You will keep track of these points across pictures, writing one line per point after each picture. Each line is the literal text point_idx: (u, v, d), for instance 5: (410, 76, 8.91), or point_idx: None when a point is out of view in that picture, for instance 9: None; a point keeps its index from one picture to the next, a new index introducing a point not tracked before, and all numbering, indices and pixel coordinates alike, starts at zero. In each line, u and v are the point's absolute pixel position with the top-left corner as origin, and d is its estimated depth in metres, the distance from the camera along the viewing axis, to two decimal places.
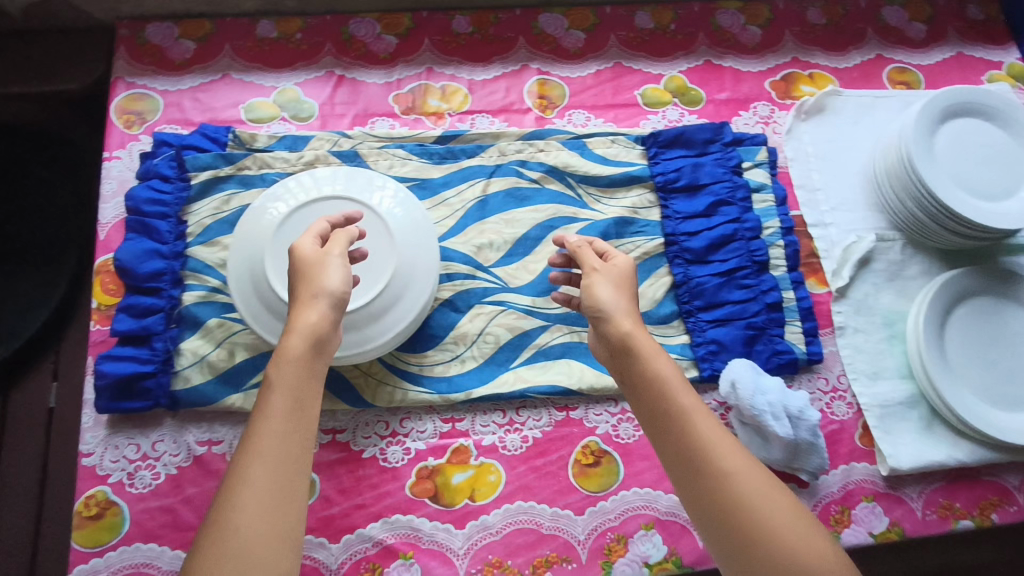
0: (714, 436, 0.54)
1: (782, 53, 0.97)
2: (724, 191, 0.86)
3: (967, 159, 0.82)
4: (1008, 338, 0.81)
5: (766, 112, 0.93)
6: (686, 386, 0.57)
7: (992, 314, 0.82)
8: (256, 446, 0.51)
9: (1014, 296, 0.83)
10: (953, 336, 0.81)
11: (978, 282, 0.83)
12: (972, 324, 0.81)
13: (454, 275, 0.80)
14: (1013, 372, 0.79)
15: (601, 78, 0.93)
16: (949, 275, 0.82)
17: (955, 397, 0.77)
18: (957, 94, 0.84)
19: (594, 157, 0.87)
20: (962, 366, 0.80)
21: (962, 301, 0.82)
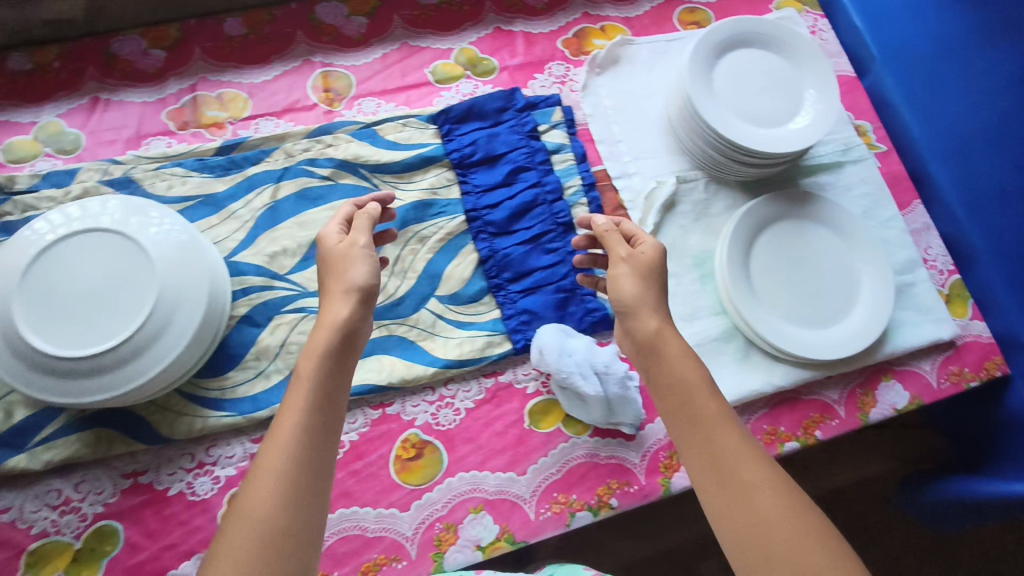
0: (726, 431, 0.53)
1: (571, 9, 0.96)
2: (521, 158, 0.85)
3: (748, 89, 0.83)
4: (810, 258, 0.84)
5: (561, 72, 0.92)
6: (709, 387, 0.56)
7: (793, 238, 0.85)
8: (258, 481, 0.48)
9: (812, 217, 0.86)
10: (759, 265, 0.83)
11: (778, 208, 0.85)
12: (775, 250, 0.84)
13: (249, 289, 0.77)
14: (818, 290, 0.83)
15: (387, 62, 0.90)
16: (751, 205, 0.84)
17: (765, 324, 0.79)
18: (732, 27, 0.85)
19: (385, 144, 0.84)
20: (768, 293, 0.82)
21: (764, 229, 0.85)
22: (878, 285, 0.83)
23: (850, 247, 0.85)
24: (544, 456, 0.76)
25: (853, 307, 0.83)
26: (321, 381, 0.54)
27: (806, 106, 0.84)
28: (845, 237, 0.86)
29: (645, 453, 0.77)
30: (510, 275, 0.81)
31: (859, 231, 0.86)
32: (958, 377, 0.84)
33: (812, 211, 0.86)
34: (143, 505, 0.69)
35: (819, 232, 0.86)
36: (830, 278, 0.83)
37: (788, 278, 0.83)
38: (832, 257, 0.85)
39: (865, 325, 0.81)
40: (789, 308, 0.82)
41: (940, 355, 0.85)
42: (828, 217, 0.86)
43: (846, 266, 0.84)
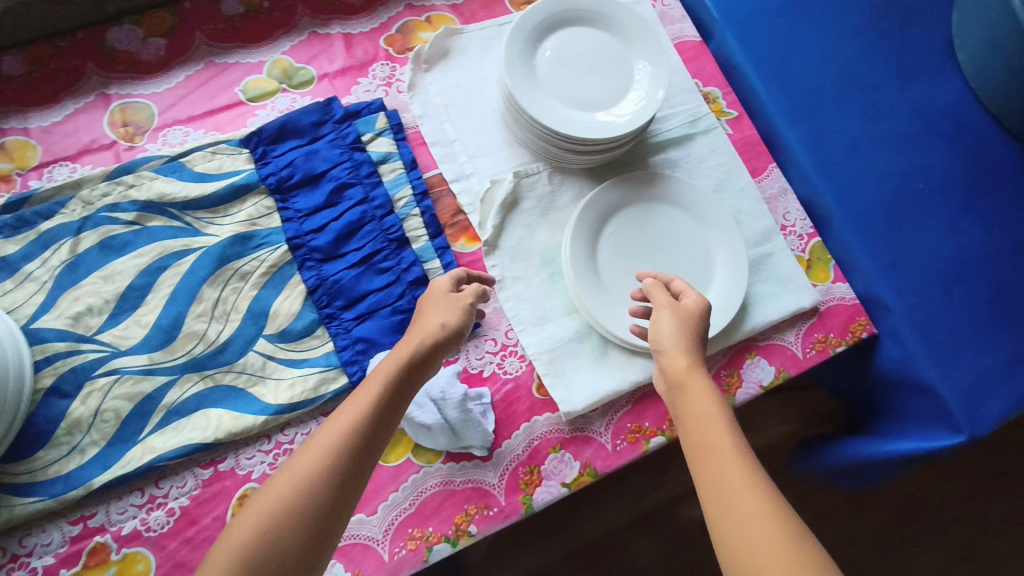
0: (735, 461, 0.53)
1: (393, 2, 0.89)
2: (345, 174, 0.79)
3: (573, 73, 0.78)
4: (660, 242, 0.81)
5: (385, 73, 0.86)
6: (727, 422, 0.56)
7: (641, 223, 0.81)
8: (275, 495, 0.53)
9: (660, 197, 0.82)
10: (607, 257, 0.79)
11: (623, 193, 0.81)
12: (623, 239, 0.80)
13: (53, 356, 0.71)
14: (670, 275, 0.79)
15: (191, 86, 0.82)
16: (593, 195, 0.79)
17: (613, 320, 0.76)
18: (550, 6, 0.79)
19: (193, 176, 0.78)
20: (618, 286, 0.78)
21: (610, 218, 0.80)
22: (731, 261, 0.80)
23: (702, 224, 0.82)
24: (395, 491, 0.71)
25: (708, 287, 0.80)
26: (381, 427, 0.58)
27: (637, 81, 0.79)
28: (696, 214, 0.82)
29: (505, 471, 0.74)
30: (342, 303, 0.76)
31: (710, 205, 0.82)
32: (824, 344, 0.82)
33: (659, 191, 0.82)
34: None
35: (668, 213, 0.82)
36: (682, 260, 0.80)
37: (637, 266, 0.79)
38: (683, 238, 0.81)
39: (721, 305, 0.78)
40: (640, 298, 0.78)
41: (805, 325, 0.82)
42: (677, 195, 0.82)
43: (698, 245, 0.81)
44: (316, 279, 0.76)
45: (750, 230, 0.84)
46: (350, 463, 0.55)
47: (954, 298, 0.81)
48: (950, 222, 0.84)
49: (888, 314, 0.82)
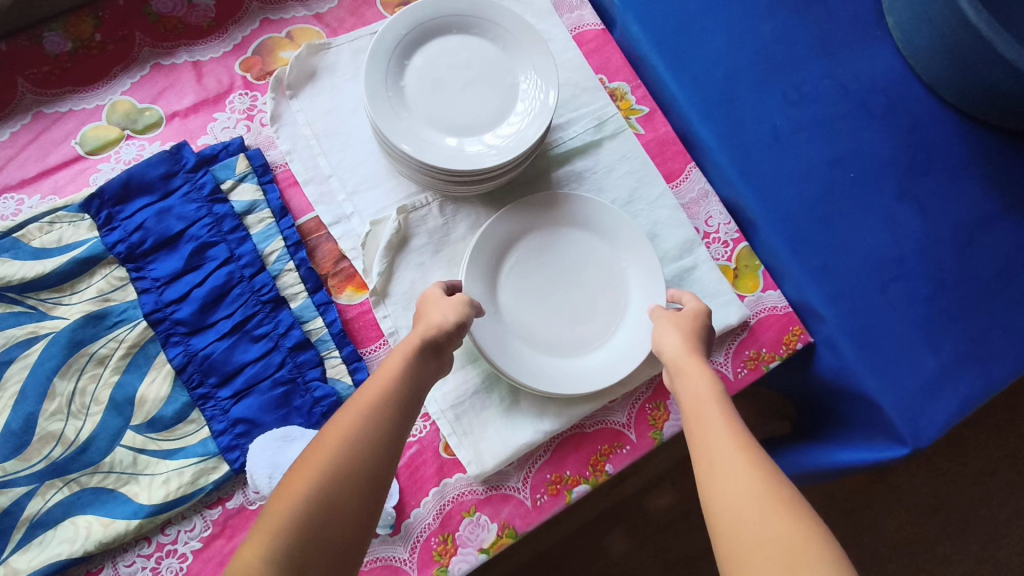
0: (725, 438, 0.52)
1: (247, 19, 0.80)
2: (204, 232, 0.70)
3: (448, 93, 0.70)
4: (566, 271, 0.73)
5: (245, 104, 0.77)
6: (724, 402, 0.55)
7: (545, 252, 0.73)
8: (306, 472, 0.50)
9: (564, 220, 0.74)
10: (509, 294, 0.71)
11: (522, 219, 0.73)
12: (526, 272, 0.72)
13: None
14: (583, 309, 0.72)
15: (20, 143, 0.73)
16: (490, 225, 0.71)
17: (521, 368, 0.67)
18: (414, 14, 0.69)
19: (29, 254, 0.68)
20: (523, 327, 0.70)
21: (509, 249, 0.73)
22: (647, 283, 0.72)
23: (613, 245, 0.74)
24: None
25: (624, 315, 0.72)
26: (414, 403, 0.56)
27: (521, 95, 0.70)
28: (605, 233, 0.74)
29: (417, 544, 0.67)
30: (216, 380, 0.68)
31: (620, 222, 0.73)
32: (756, 361, 0.75)
33: (562, 212, 0.74)
34: None
35: (574, 236, 0.74)
36: (593, 288, 0.73)
37: (542, 303, 0.71)
38: (593, 264, 0.74)
39: (639, 335, 0.70)
40: (550, 338, 0.70)
41: (735, 342, 0.75)
42: (583, 214, 0.74)
43: (610, 268, 0.73)
44: (184, 357, 0.68)
45: (669, 242, 0.76)
46: (390, 440, 0.53)
47: (893, 298, 0.73)
48: (885, 212, 0.76)
49: (822, 324, 0.75)
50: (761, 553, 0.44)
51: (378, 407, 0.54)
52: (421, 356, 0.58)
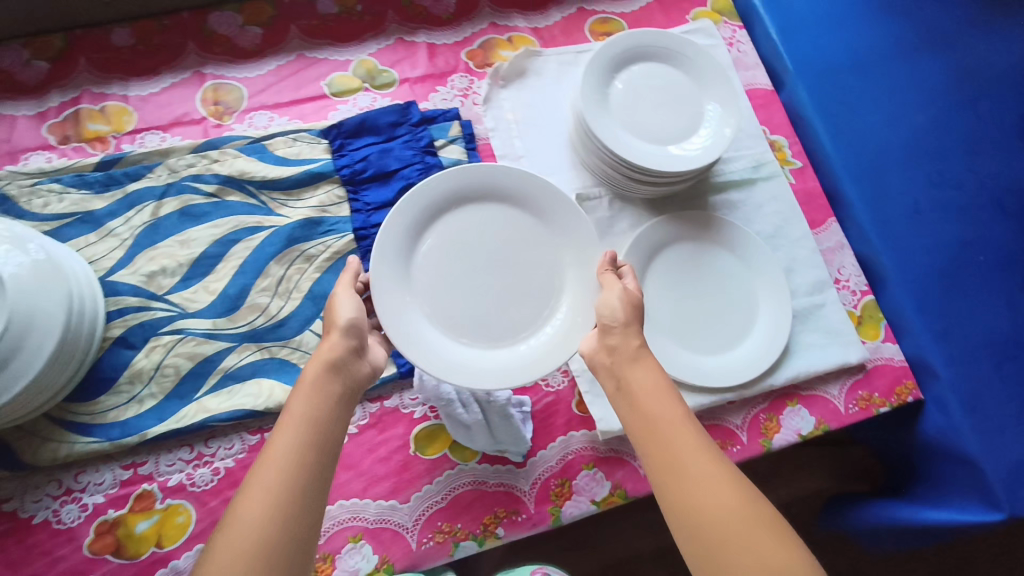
0: (675, 423, 0.54)
1: (478, 19, 0.94)
2: (415, 175, 0.82)
3: (645, 105, 0.81)
4: (462, 257, 0.72)
5: (464, 84, 0.90)
6: (669, 397, 0.56)
7: (457, 233, 0.73)
8: (252, 495, 0.48)
9: (471, 195, 0.73)
10: (427, 281, 0.71)
11: (429, 208, 0.72)
12: (446, 254, 0.72)
13: (125, 310, 0.75)
14: (497, 297, 0.71)
15: (281, 74, 0.87)
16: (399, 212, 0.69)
17: (431, 354, 0.66)
18: (630, 38, 0.82)
19: (273, 159, 0.82)
20: (445, 313, 0.70)
21: (422, 235, 0.72)
22: (584, 248, 0.73)
23: (534, 217, 0.75)
24: (429, 484, 0.74)
25: (581, 288, 0.71)
26: (341, 410, 0.56)
27: (705, 122, 0.82)
28: (520, 204, 0.75)
29: (537, 481, 0.75)
30: None
31: (540, 191, 0.74)
32: (866, 402, 0.82)
33: (466, 190, 0.73)
34: (3, 534, 0.68)
35: (492, 213, 0.74)
36: (506, 269, 0.72)
37: (452, 287, 0.71)
38: (513, 239, 0.74)
39: (582, 308, 0.70)
40: (486, 321, 0.70)
41: (849, 380, 0.83)
42: (498, 188, 0.74)
43: (535, 242, 0.74)
44: None
45: (802, 279, 0.85)
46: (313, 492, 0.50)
47: (1006, 375, 0.80)
48: (1007, 298, 0.84)
49: (935, 382, 0.81)
50: (722, 521, 0.48)
51: (303, 425, 0.53)
52: (325, 367, 0.56)
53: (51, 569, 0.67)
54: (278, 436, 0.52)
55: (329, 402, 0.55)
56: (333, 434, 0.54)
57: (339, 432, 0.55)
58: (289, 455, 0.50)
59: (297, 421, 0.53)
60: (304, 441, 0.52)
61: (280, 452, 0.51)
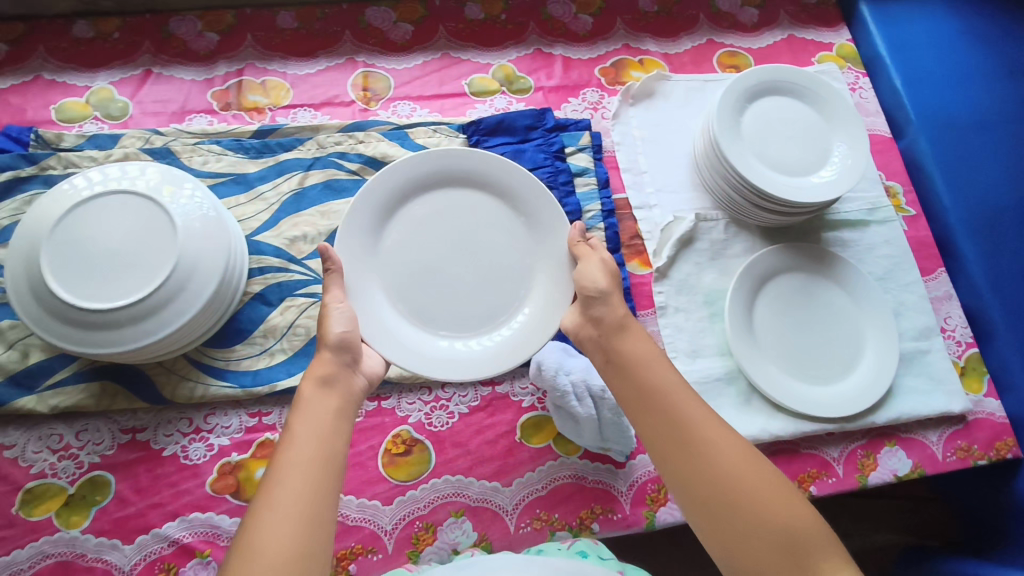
0: (674, 387, 0.58)
1: (612, 40, 0.99)
2: (544, 176, 0.86)
3: (774, 137, 0.84)
4: (422, 243, 0.74)
5: (595, 98, 0.94)
6: (662, 365, 0.60)
7: (425, 219, 0.75)
8: (269, 500, 0.49)
9: (434, 180, 0.75)
10: (398, 269, 0.73)
11: (389, 199, 0.74)
12: (413, 242, 0.74)
13: (266, 269, 0.79)
14: (466, 283, 0.73)
15: (427, 69, 0.93)
16: (366, 195, 0.71)
17: (396, 339, 0.69)
18: (764, 72, 0.86)
19: (414, 147, 0.86)
20: (408, 298, 0.72)
21: (388, 226, 0.74)
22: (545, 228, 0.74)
23: (499, 198, 0.76)
24: (531, 471, 0.76)
25: (469, 288, 0.73)
26: (342, 424, 0.57)
27: (833, 159, 0.84)
28: (483, 184, 0.76)
29: (634, 484, 0.77)
30: None
31: (496, 172, 0.75)
32: (965, 453, 0.82)
33: (424, 176, 0.75)
34: (137, 461, 0.73)
35: (460, 199, 0.76)
36: (478, 255, 0.74)
37: (423, 272, 0.73)
38: (482, 222, 0.75)
39: (547, 302, 0.72)
40: (457, 309, 0.73)
41: (949, 428, 0.83)
42: (452, 172, 0.76)
43: (505, 221, 0.76)
44: None
45: (908, 323, 0.86)
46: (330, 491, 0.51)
47: None
48: None
49: None
50: (725, 475, 0.52)
51: (308, 437, 0.53)
52: (317, 385, 0.58)
53: (176, 501, 0.71)
54: (282, 451, 0.53)
55: (329, 416, 0.56)
56: (339, 443, 0.55)
57: (346, 443, 0.56)
58: (297, 463, 0.51)
59: (300, 434, 0.54)
60: (309, 451, 0.52)
61: (290, 461, 0.51)
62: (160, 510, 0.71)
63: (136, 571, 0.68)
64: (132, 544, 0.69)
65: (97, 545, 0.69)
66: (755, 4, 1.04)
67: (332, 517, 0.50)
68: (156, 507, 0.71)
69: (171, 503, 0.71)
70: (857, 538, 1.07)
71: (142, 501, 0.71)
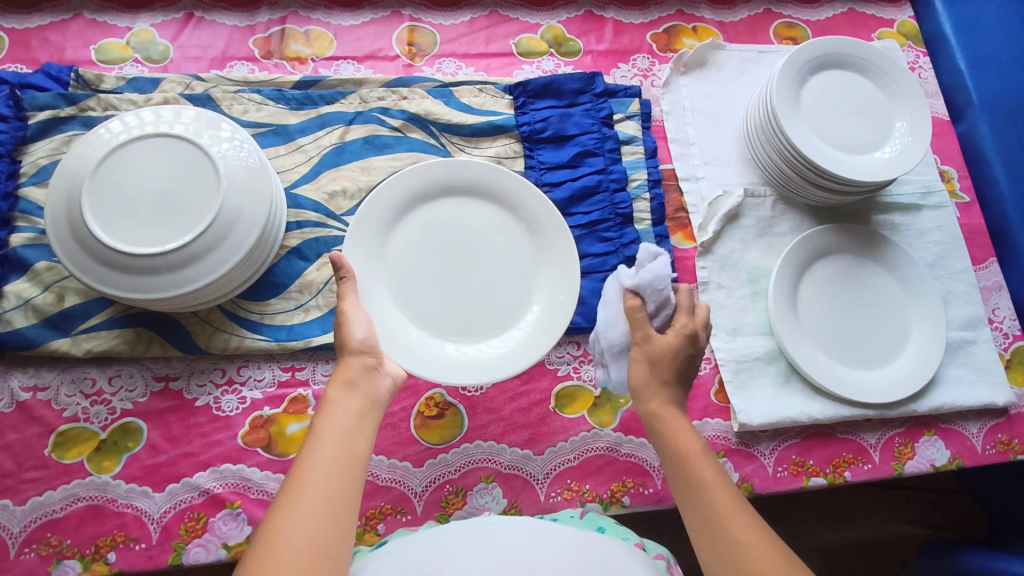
0: (711, 482, 0.54)
1: (666, 5, 0.95)
2: (591, 143, 0.84)
3: (833, 114, 0.81)
4: (431, 250, 0.74)
5: (645, 65, 0.91)
6: (708, 458, 0.56)
7: (430, 227, 0.75)
8: (295, 496, 0.48)
9: (438, 189, 0.75)
10: (403, 278, 0.73)
11: (394, 209, 0.73)
12: (418, 252, 0.74)
13: (303, 223, 0.78)
14: (474, 288, 0.74)
15: (474, 27, 0.90)
16: (374, 203, 0.72)
17: (406, 346, 0.68)
18: (825, 50, 0.82)
19: (458, 106, 0.84)
20: (416, 305, 0.72)
21: (392, 236, 0.74)
22: (547, 233, 0.74)
23: (501, 206, 0.76)
24: (564, 441, 0.75)
25: (478, 296, 0.73)
26: (366, 423, 0.55)
27: (892, 139, 0.81)
28: (486, 193, 0.76)
29: None
30: None
31: (499, 180, 0.75)
32: (1006, 447, 0.80)
33: (428, 185, 0.75)
34: (169, 409, 0.72)
35: (462, 207, 0.76)
36: (486, 260, 0.75)
37: (430, 279, 0.73)
38: (485, 229, 0.76)
39: (554, 301, 0.72)
40: (466, 315, 0.73)
41: (991, 421, 0.81)
42: (456, 182, 0.76)
43: (508, 227, 0.76)
44: None
45: (956, 312, 0.84)
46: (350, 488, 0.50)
47: None
48: None
49: None
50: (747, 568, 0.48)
51: (332, 439, 0.52)
52: (342, 387, 0.56)
53: (207, 451, 0.71)
54: (306, 452, 0.51)
55: (351, 418, 0.54)
56: (361, 449, 0.53)
57: (369, 443, 0.54)
58: (320, 468, 0.50)
59: (325, 435, 0.52)
60: (332, 454, 0.51)
61: (313, 464, 0.50)
62: (191, 460, 0.70)
63: (167, 518, 0.68)
64: (163, 492, 0.69)
65: (129, 491, 0.69)
66: None
67: (348, 525, 0.48)
68: (187, 457, 0.70)
69: (202, 454, 0.71)
70: (876, 528, 1.05)
71: (173, 450, 0.70)
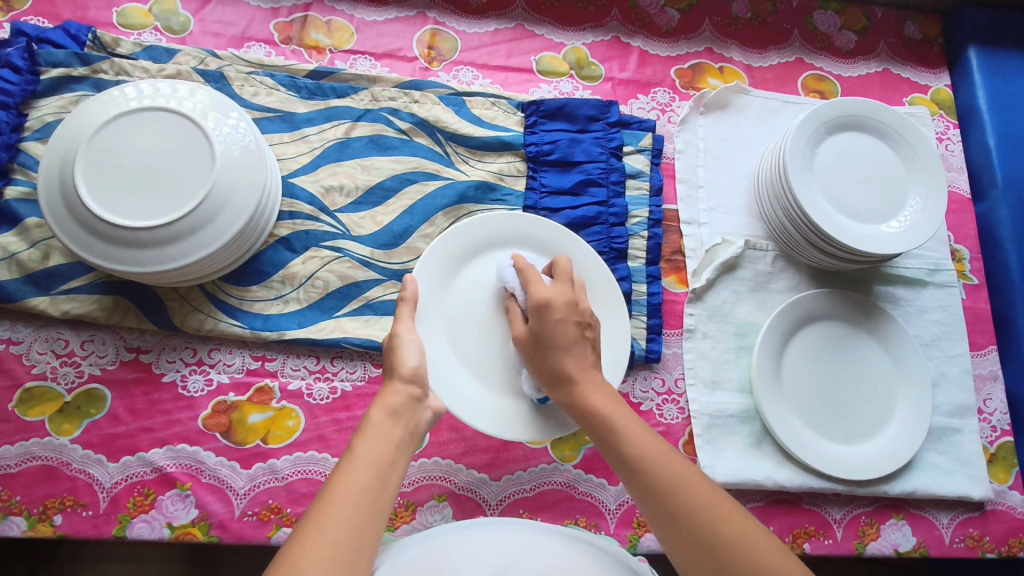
0: (637, 429, 0.56)
1: (697, 41, 0.94)
2: (596, 172, 0.82)
3: (848, 177, 0.79)
4: (497, 294, 0.72)
5: (664, 100, 0.90)
6: (624, 411, 0.58)
7: None
8: (317, 523, 0.45)
9: (523, 242, 0.74)
10: (461, 313, 0.71)
11: (470, 243, 0.72)
12: (487, 292, 0.72)
13: (296, 214, 0.77)
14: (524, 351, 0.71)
15: (497, 38, 0.90)
16: (457, 229, 0.71)
17: (444, 386, 0.67)
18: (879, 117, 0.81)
19: (468, 116, 0.83)
20: (464, 346, 0.70)
21: (467, 266, 0.72)
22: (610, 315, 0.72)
23: None
24: (522, 470, 0.74)
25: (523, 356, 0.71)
26: (401, 459, 0.53)
27: (903, 213, 0.79)
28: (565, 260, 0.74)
29: (623, 503, 0.75)
30: None
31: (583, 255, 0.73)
32: (975, 542, 0.78)
33: (509, 233, 0.73)
34: (135, 381, 0.72)
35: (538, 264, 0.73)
36: None
37: (488, 325, 0.71)
38: None
39: None
40: (506, 368, 0.70)
41: (965, 513, 0.79)
42: (539, 240, 0.74)
43: None
44: None
45: (945, 397, 0.81)
46: (370, 522, 0.47)
47: None
48: None
49: None
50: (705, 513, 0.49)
51: (363, 468, 0.49)
52: (386, 415, 0.54)
53: (167, 429, 0.71)
54: (336, 475, 0.49)
55: (388, 451, 0.52)
56: (393, 481, 0.50)
57: (400, 481, 0.51)
58: (348, 494, 0.47)
59: (358, 460, 0.50)
60: (362, 480, 0.49)
61: (343, 490, 0.47)
62: (149, 435, 0.70)
63: (117, 489, 0.68)
64: (117, 463, 0.69)
65: (84, 457, 0.69)
66: (856, 29, 0.98)
67: (372, 556, 0.46)
68: (146, 431, 0.70)
69: (161, 430, 0.71)
70: None
71: (133, 422, 0.71)
